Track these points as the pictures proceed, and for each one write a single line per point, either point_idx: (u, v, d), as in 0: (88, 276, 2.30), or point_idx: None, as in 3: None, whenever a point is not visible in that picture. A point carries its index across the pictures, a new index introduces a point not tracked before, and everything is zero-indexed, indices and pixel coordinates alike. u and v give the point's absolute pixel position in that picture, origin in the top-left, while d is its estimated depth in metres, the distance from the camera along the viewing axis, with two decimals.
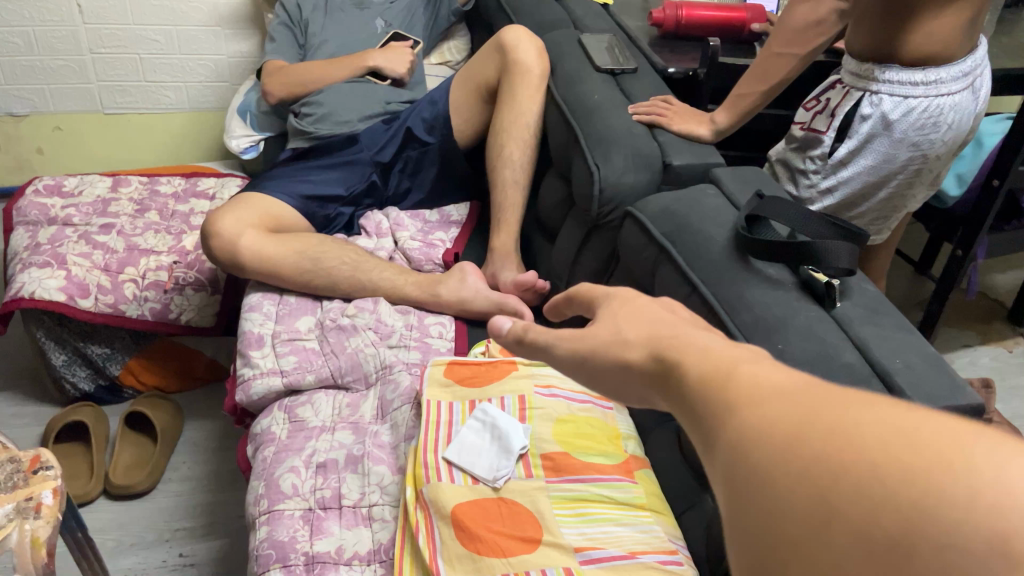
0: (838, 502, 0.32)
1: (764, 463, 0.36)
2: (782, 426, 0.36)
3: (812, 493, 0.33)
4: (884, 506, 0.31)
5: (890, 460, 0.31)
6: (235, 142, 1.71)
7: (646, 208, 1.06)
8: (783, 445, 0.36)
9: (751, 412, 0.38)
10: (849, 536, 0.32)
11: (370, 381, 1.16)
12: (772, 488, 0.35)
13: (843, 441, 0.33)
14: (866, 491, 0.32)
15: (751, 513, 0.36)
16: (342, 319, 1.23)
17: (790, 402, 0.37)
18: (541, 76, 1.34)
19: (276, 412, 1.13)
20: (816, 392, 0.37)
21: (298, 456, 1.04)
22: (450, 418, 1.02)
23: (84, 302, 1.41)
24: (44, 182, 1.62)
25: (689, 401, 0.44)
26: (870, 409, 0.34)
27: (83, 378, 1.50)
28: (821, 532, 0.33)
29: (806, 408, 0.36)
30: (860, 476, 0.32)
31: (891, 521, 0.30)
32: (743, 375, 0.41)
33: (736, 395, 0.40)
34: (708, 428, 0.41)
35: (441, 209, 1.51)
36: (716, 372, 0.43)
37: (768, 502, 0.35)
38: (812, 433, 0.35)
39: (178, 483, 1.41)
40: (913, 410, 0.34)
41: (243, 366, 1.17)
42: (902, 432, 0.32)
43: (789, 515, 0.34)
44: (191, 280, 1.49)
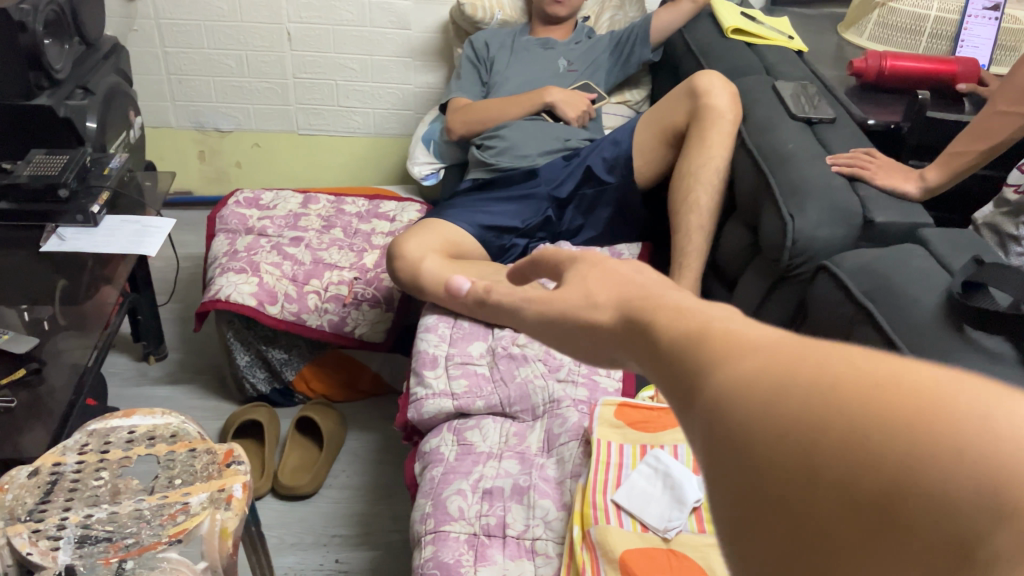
0: (821, 457, 0.30)
1: (744, 423, 0.33)
2: (764, 382, 0.33)
3: (793, 449, 0.31)
4: (871, 462, 0.28)
5: (872, 412, 0.29)
6: (417, 168, 1.80)
7: (844, 264, 1.01)
8: (763, 402, 0.32)
9: (732, 372, 0.35)
10: (836, 494, 0.29)
11: (538, 413, 1.16)
12: (753, 450, 0.32)
13: (828, 395, 0.30)
14: (853, 448, 0.29)
15: (731, 473, 0.33)
16: (513, 348, 1.24)
17: (773, 358, 0.34)
18: (732, 122, 1.32)
19: (446, 433, 1.15)
20: (801, 349, 0.34)
21: (465, 480, 1.06)
22: (620, 460, 1.01)
23: (272, 308, 1.50)
24: (244, 195, 1.75)
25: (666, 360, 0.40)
26: (858, 364, 0.31)
27: (261, 380, 1.60)
28: (805, 494, 0.30)
29: (792, 361, 0.33)
30: (842, 432, 0.29)
31: (879, 475, 0.28)
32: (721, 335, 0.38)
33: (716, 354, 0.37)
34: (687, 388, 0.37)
35: (613, 247, 1.51)
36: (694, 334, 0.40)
37: (748, 467, 0.32)
38: (796, 388, 0.32)
39: (338, 490, 1.47)
40: (907, 366, 0.31)
41: (416, 384, 1.21)
42: (888, 384, 0.29)
43: (769, 474, 0.31)
44: (368, 297, 1.55)
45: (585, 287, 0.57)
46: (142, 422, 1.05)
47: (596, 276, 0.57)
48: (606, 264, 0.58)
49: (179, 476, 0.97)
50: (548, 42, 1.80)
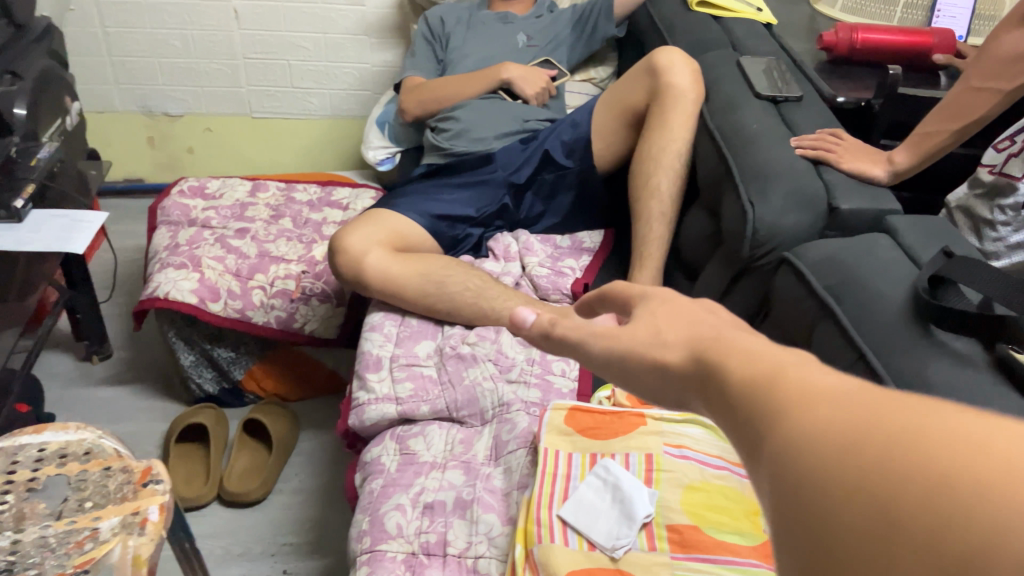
0: (902, 514, 0.29)
1: (820, 477, 0.32)
2: (836, 433, 0.33)
3: (874, 505, 0.30)
4: (955, 521, 0.27)
5: (958, 468, 0.28)
6: (372, 152, 1.71)
7: (806, 255, 0.94)
8: (840, 455, 0.32)
9: (806, 421, 0.35)
10: (916, 554, 0.28)
11: (486, 418, 1.09)
12: (829, 506, 0.32)
13: (911, 451, 0.30)
14: (934, 505, 0.28)
15: (807, 531, 0.33)
16: (462, 347, 1.17)
17: (845, 407, 0.34)
18: (695, 101, 1.24)
19: (388, 441, 1.08)
20: (879, 400, 0.34)
21: (405, 493, 0.99)
22: (569, 471, 0.94)
23: (214, 306, 1.43)
24: (189, 184, 1.67)
25: (732, 406, 0.40)
26: (937, 420, 0.31)
27: (208, 380, 1.52)
28: (884, 554, 0.29)
29: (866, 413, 0.33)
30: (923, 489, 0.29)
31: (964, 534, 0.27)
32: (792, 382, 0.37)
33: (787, 402, 0.36)
34: (756, 436, 0.37)
35: (574, 235, 1.44)
36: (760, 377, 0.39)
37: (825, 524, 0.32)
38: (876, 441, 0.31)
39: (289, 495, 1.40)
40: (989, 419, 0.30)
41: (359, 389, 1.14)
42: (974, 439, 0.29)
43: (848, 531, 0.31)
44: (317, 291, 1.47)
45: (650, 325, 0.56)
46: (53, 439, 0.93)
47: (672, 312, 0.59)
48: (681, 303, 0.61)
49: (91, 498, 0.87)
50: (506, 16, 1.71)
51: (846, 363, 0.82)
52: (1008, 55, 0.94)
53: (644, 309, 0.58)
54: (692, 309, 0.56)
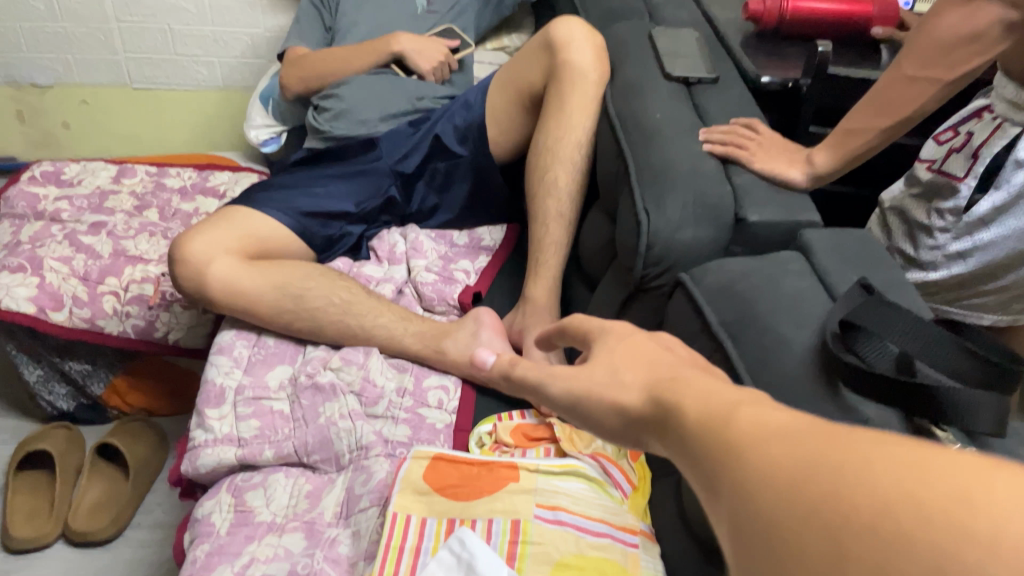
0: (851, 542, 0.29)
1: (770, 508, 0.33)
2: (785, 466, 0.33)
3: (822, 535, 0.30)
4: (902, 548, 0.27)
5: (905, 498, 0.28)
6: (254, 133, 1.51)
7: (704, 281, 0.78)
8: (788, 485, 0.32)
9: (753, 455, 0.35)
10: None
11: (343, 464, 0.93)
12: (784, 534, 0.32)
13: (856, 481, 0.30)
14: (881, 532, 0.28)
15: (765, 561, 0.33)
16: (320, 375, 1.00)
17: (794, 442, 0.34)
18: (597, 83, 1.06)
19: (223, 494, 0.91)
20: (821, 433, 0.34)
21: (230, 566, 0.82)
22: (419, 543, 0.78)
23: (56, 315, 1.24)
24: (42, 169, 1.47)
25: (691, 439, 0.41)
26: (877, 452, 0.31)
27: (62, 397, 1.35)
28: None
29: (814, 445, 0.33)
30: (870, 519, 0.29)
31: (916, 559, 0.27)
32: (742, 419, 0.38)
33: (738, 440, 0.36)
34: (713, 472, 0.37)
35: (472, 231, 1.27)
36: (712, 416, 0.40)
37: (779, 552, 0.32)
38: (819, 473, 0.32)
39: (148, 530, 1.24)
40: (930, 449, 0.30)
41: (196, 427, 0.97)
42: (915, 470, 0.29)
43: (802, 560, 0.31)
44: (179, 296, 1.28)
45: (609, 364, 0.53)
46: None
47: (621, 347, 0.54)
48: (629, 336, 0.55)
49: None
50: None
51: None
52: (945, 41, 0.77)
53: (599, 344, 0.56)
54: (653, 346, 0.53)
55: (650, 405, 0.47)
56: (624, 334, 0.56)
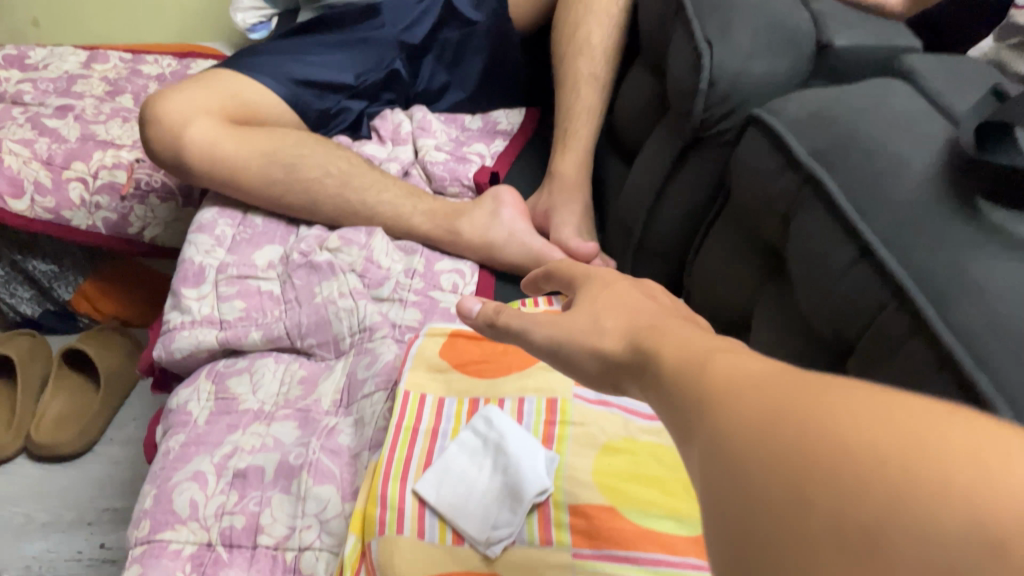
0: (812, 486, 0.25)
1: (729, 456, 0.28)
2: (759, 414, 0.28)
3: (783, 482, 0.26)
4: (863, 494, 0.23)
5: (870, 444, 0.24)
6: (241, 15, 1.35)
7: (784, 111, 0.64)
8: (754, 431, 0.28)
9: (728, 404, 0.30)
10: (821, 532, 0.24)
11: (342, 349, 0.79)
12: (742, 485, 0.27)
13: (823, 428, 0.26)
14: (842, 482, 0.24)
15: (716, 520, 0.28)
16: (317, 253, 0.86)
17: (774, 390, 0.29)
18: None
19: (202, 381, 0.78)
20: (796, 380, 0.30)
21: (209, 456, 0.69)
22: (437, 426, 0.65)
23: (17, 204, 1.11)
24: (4, 53, 1.32)
25: (666, 393, 0.36)
26: (851, 398, 0.27)
27: (26, 301, 1.21)
28: (785, 540, 0.24)
29: (797, 395, 0.28)
30: (832, 461, 0.25)
31: (874, 509, 0.23)
32: (718, 370, 0.33)
33: (712, 390, 0.32)
34: (685, 423, 0.32)
35: (487, 114, 1.12)
36: (689, 367, 0.35)
37: (734, 504, 0.27)
38: (793, 420, 0.27)
39: (120, 446, 1.10)
40: (905, 399, 0.26)
41: (171, 309, 0.83)
42: (886, 415, 0.25)
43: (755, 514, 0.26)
44: (156, 186, 1.13)
45: (590, 314, 0.48)
46: None
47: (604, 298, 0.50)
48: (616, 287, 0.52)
49: None
50: None
51: (844, 265, 0.54)
52: None
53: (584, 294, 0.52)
54: (637, 296, 0.49)
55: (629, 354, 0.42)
56: (612, 285, 0.52)
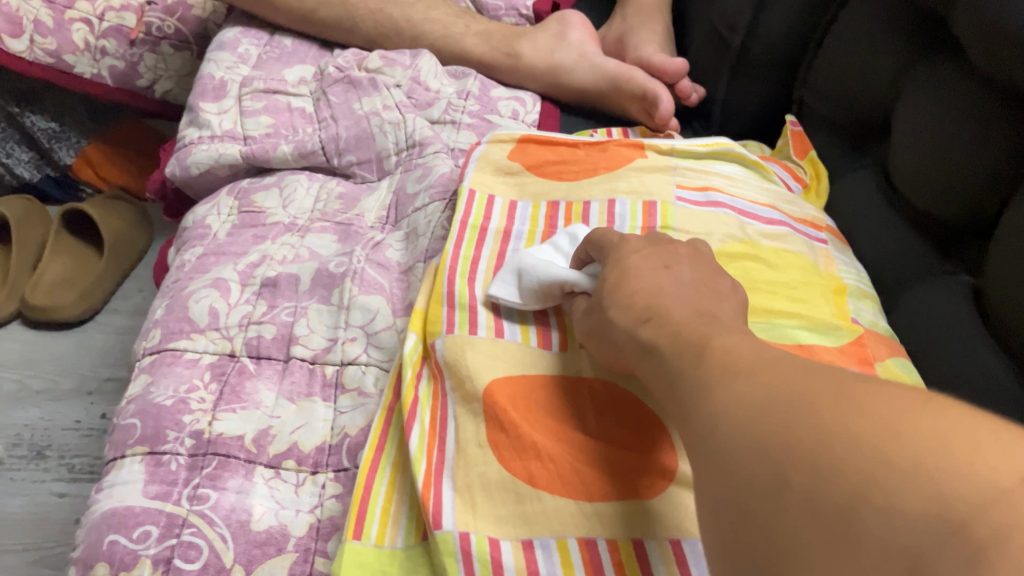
0: (793, 467, 0.22)
1: (716, 440, 0.25)
2: (740, 397, 0.26)
3: (766, 467, 0.23)
4: (834, 476, 0.21)
5: (850, 421, 0.22)
6: None
7: None
8: (736, 417, 0.25)
9: (714, 388, 0.27)
10: (800, 519, 0.21)
11: (386, 169, 0.68)
12: (728, 474, 0.24)
13: (806, 411, 0.23)
14: (821, 462, 0.22)
15: (702, 514, 0.25)
16: (356, 70, 0.74)
17: (761, 371, 0.26)
18: None
19: (224, 198, 0.67)
20: (807, 364, 0.26)
21: (233, 265, 0.58)
22: (510, 229, 0.55)
23: (15, 44, 0.98)
24: None
25: (658, 367, 0.32)
26: (847, 381, 0.24)
27: (24, 163, 1.09)
28: (763, 535, 0.22)
29: (783, 375, 0.25)
30: (814, 441, 0.22)
31: (850, 495, 0.20)
32: (717, 348, 0.29)
33: (707, 371, 0.28)
34: (676, 405, 0.29)
35: None
36: (686, 341, 0.31)
37: (717, 502, 0.24)
38: (777, 405, 0.24)
39: (125, 317, 1.00)
40: (900, 380, 0.23)
41: (188, 126, 0.72)
42: (874, 392, 0.22)
43: (737, 500, 0.24)
44: (168, 32, 1.01)
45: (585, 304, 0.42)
46: None
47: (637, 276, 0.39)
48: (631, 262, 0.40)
49: None
50: None
51: None
52: None
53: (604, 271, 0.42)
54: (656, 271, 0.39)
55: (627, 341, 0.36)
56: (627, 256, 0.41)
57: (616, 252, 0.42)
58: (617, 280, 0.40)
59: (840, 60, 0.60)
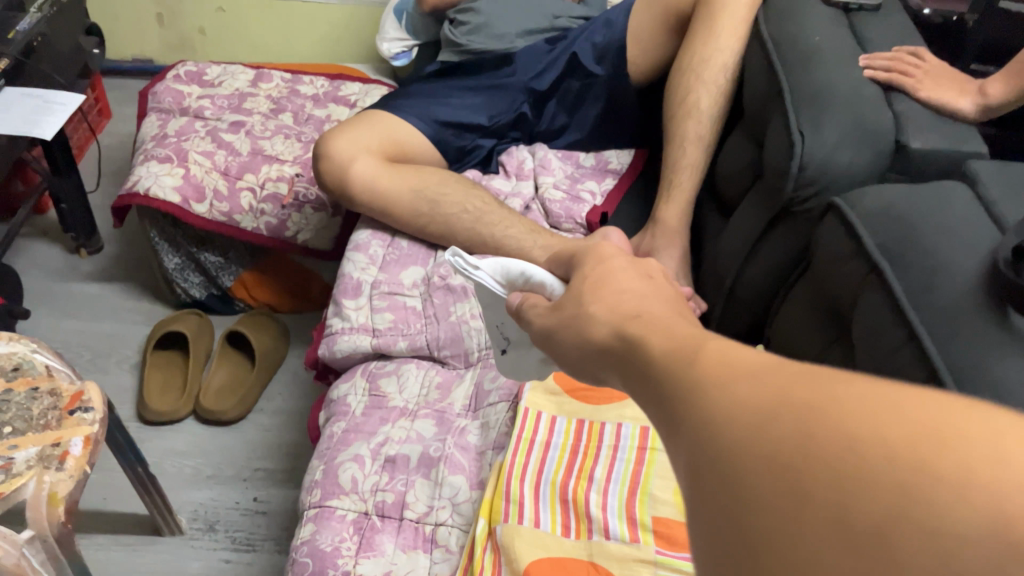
0: (819, 485, 0.28)
1: (734, 451, 0.31)
2: (750, 407, 0.32)
3: (788, 479, 0.29)
4: (871, 488, 0.26)
5: (876, 436, 0.27)
6: (387, 45, 1.53)
7: (859, 204, 0.76)
8: (750, 425, 0.31)
9: (720, 394, 0.34)
10: (830, 528, 0.27)
11: (471, 361, 0.96)
12: (748, 485, 0.30)
13: (820, 425, 0.29)
14: (849, 476, 0.27)
15: (718, 512, 0.31)
16: (453, 277, 1.03)
17: (764, 381, 0.33)
18: (749, 8, 1.05)
19: (359, 378, 0.96)
20: (794, 370, 0.33)
21: (366, 443, 0.87)
22: (549, 439, 0.81)
23: (199, 207, 1.30)
24: (186, 68, 1.53)
25: (653, 377, 0.39)
26: (842, 387, 0.30)
27: (195, 286, 1.41)
28: (789, 539, 0.28)
29: (783, 386, 0.32)
30: (838, 452, 0.28)
31: (877, 505, 0.26)
32: (709, 354, 0.36)
33: (707, 378, 0.35)
34: (672, 411, 0.36)
35: (600, 153, 1.26)
36: (681, 352, 0.38)
37: (738, 512, 0.30)
38: (789, 414, 0.30)
39: (269, 416, 1.31)
40: (887, 385, 0.30)
41: (334, 315, 1.02)
42: (886, 408, 0.28)
43: (761, 507, 0.29)
44: (311, 198, 1.33)
45: (577, 300, 0.53)
46: None
47: (607, 287, 0.52)
48: (614, 281, 0.52)
49: (11, 423, 0.79)
50: None
51: (892, 345, 0.67)
52: None
53: (588, 279, 0.55)
54: (637, 279, 0.51)
55: (613, 336, 0.46)
56: (614, 270, 0.54)
57: (601, 270, 0.55)
58: (601, 289, 0.52)
59: (792, 318, 0.85)
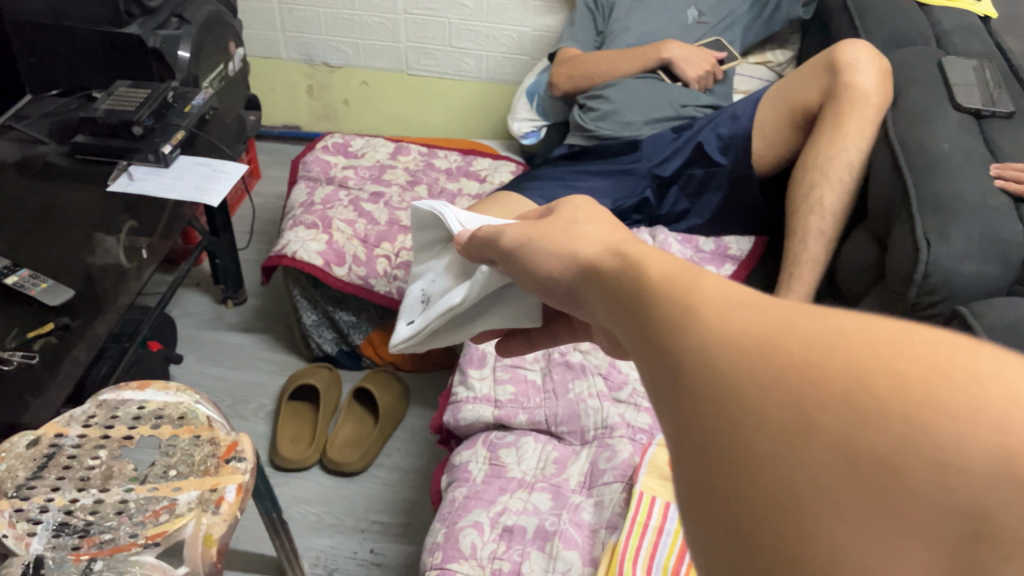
0: (822, 415, 0.25)
1: (727, 376, 0.28)
2: (749, 332, 0.29)
3: (787, 407, 0.26)
4: (878, 420, 0.24)
5: (883, 371, 0.25)
6: (518, 125, 1.63)
7: (986, 316, 0.77)
8: (747, 351, 0.28)
9: (712, 317, 0.30)
10: (832, 458, 0.25)
11: (587, 439, 1.00)
12: (740, 412, 0.28)
13: (826, 354, 0.26)
14: (858, 408, 0.25)
15: (702, 439, 0.29)
16: (572, 354, 1.10)
17: (762, 308, 0.30)
18: (878, 108, 1.06)
19: (480, 447, 1.02)
20: (792, 303, 0.30)
21: (486, 511, 0.93)
22: (662, 524, 0.83)
23: (338, 270, 1.40)
24: (333, 140, 1.66)
25: (633, 298, 0.36)
26: (847, 322, 0.28)
27: (328, 340, 1.52)
28: (783, 468, 0.26)
29: (783, 316, 0.29)
30: (845, 384, 0.25)
31: (883, 440, 0.24)
32: (704, 280, 0.33)
33: (700, 301, 0.32)
34: (655, 332, 0.33)
35: (719, 238, 1.28)
36: (682, 273, 0.34)
37: (726, 437, 0.28)
38: (791, 340, 0.28)
39: (388, 471, 1.38)
40: (896, 322, 0.27)
41: (459, 384, 1.10)
42: (892, 340, 0.26)
43: (751, 435, 0.27)
44: None
45: (564, 221, 0.48)
46: None
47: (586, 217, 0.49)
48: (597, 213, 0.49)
49: (176, 467, 0.85)
50: None
51: None
52: None
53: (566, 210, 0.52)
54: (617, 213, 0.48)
55: (602, 256, 0.41)
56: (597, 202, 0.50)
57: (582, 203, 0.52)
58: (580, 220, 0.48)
59: None
